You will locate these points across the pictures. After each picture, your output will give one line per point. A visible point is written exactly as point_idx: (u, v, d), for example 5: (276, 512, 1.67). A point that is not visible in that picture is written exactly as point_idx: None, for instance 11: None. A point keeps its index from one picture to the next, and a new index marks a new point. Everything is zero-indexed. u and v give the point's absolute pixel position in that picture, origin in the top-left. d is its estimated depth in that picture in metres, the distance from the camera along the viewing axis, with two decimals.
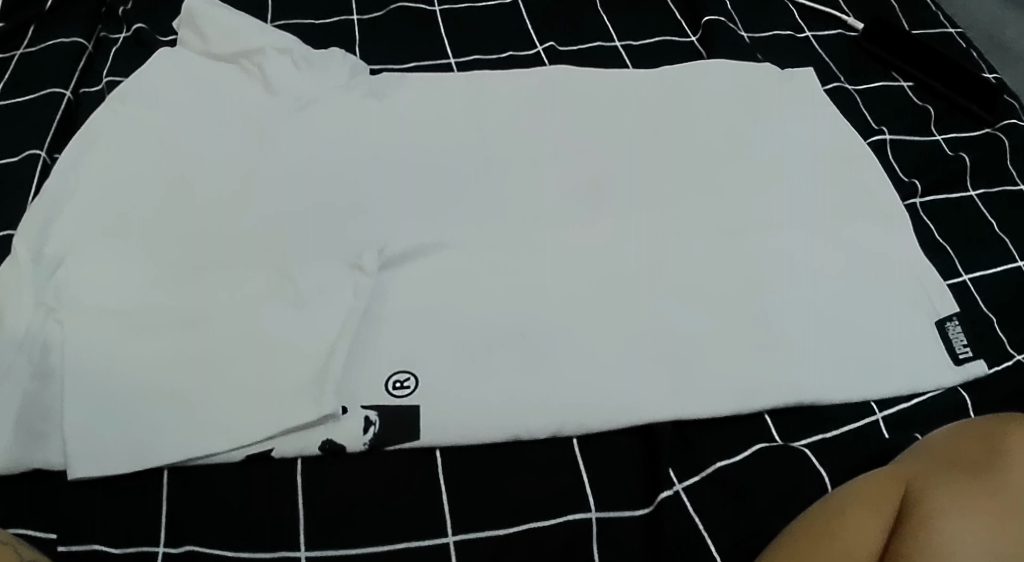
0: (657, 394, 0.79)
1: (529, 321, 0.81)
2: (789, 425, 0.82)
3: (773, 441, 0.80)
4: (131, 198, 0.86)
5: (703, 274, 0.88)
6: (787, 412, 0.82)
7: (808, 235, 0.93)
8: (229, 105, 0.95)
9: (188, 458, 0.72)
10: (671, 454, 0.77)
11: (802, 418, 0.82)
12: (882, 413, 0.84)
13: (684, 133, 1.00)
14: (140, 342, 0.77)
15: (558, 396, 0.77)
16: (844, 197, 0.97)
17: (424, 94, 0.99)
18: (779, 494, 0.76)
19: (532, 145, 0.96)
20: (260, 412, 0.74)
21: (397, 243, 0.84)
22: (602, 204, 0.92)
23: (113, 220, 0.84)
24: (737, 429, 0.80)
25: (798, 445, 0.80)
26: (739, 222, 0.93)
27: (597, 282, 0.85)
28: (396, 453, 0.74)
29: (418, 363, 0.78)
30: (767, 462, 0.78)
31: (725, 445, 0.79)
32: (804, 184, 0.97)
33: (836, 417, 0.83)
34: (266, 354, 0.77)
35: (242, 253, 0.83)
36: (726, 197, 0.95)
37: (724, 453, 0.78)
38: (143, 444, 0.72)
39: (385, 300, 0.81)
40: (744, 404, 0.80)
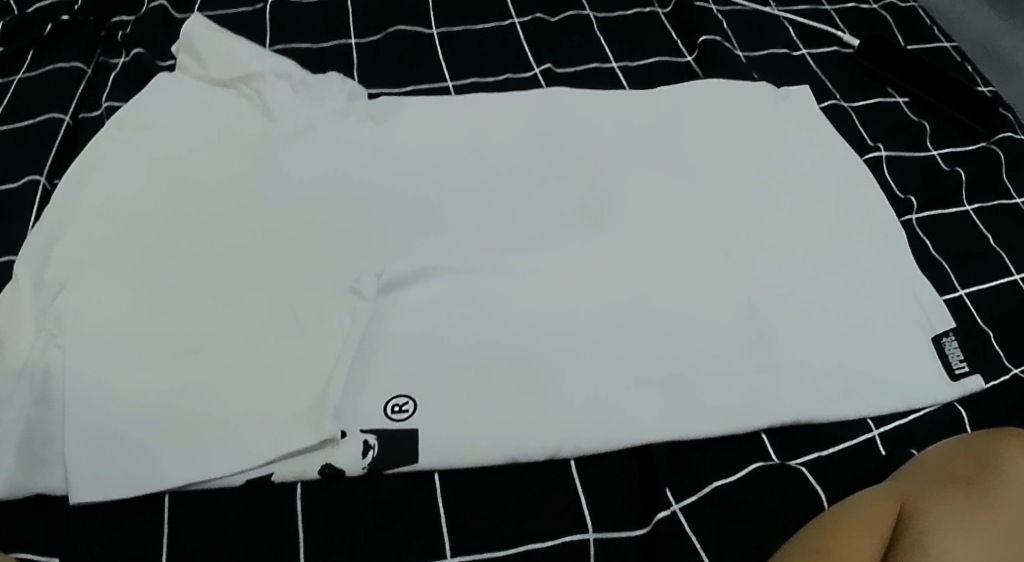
0: (655, 415, 0.80)
1: (527, 343, 0.82)
2: (787, 445, 0.82)
3: (770, 460, 0.81)
4: (131, 224, 0.87)
5: (699, 294, 0.88)
6: (783, 430, 0.83)
7: (804, 252, 0.94)
8: (229, 132, 0.96)
9: (188, 483, 0.73)
10: (668, 475, 0.77)
11: (799, 437, 0.83)
12: (878, 430, 0.84)
13: (680, 152, 1.01)
14: (141, 367, 0.78)
15: (557, 417, 0.78)
16: (840, 215, 0.98)
17: (423, 118, 1.00)
18: (777, 513, 0.76)
19: (529, 166, 0.97)
20: (262, 437, 0.75)
21: (396, 266, 0.85)
22: (599, 223, 0.93)
23: (113, 246, 0.85)
24: (734, 449, 0.81)
25: (795, 464, 0.81)
26: (736, 241, 0.93)
27: (595, 302, 0.86)
28: (396, 477, 0.75)
29: (418, 386, 0.78)
30: (764, 482, 0.78)
31: (721, 466, 0.79)
32: (801, 202, 0.98)
33: (832, 435, 0.83)
34: (267, 380, 0.78)
35: (242, 279, 0.84)
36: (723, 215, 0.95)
37: (720, 474, 0.79)
38: (144, 469, 0.73)
39: (384, 323, 0.82)
40: (740, 424, 0.81)
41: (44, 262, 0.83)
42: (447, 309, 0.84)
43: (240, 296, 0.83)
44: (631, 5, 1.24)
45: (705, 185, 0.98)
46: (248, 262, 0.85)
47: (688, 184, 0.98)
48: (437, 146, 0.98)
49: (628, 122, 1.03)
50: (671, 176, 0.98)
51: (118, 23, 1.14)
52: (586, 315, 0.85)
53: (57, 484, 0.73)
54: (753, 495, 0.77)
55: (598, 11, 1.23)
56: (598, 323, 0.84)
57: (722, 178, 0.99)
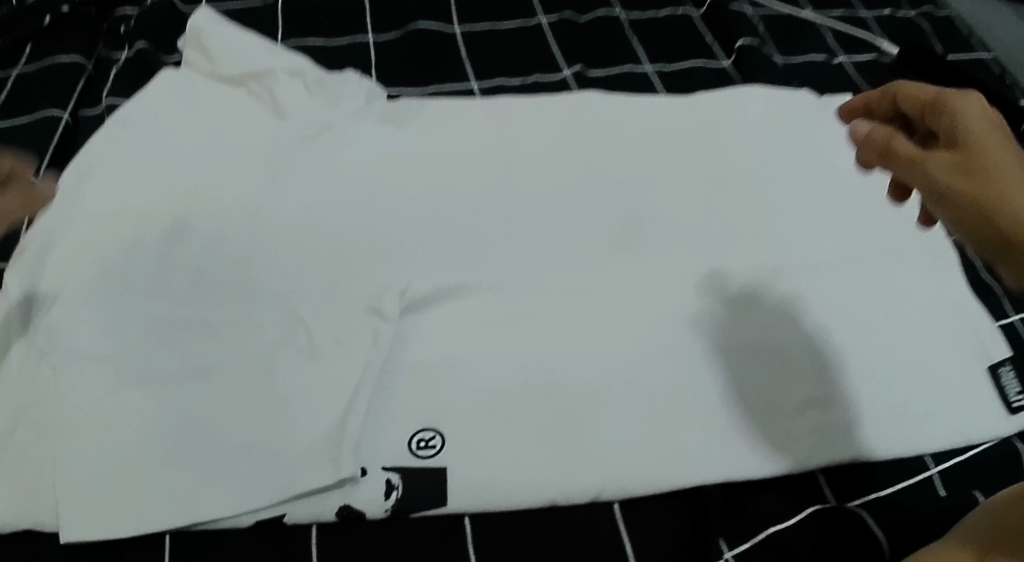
0: (704, 454, 0.72)
1: (561, 370, 0.75)
2: (845, 486, 0.75)
3: (828, 503, 0.74)
4: (132, 231, 0.80)
5: (747, 318, 0.81)
6: (840, 470, 0.76)
7: (854, 272, 0.86)
8: (239, 132, 0.89)
9: (192, 523, 0.66)
10: (721, 521, 0.70)
11: (858, 477, 0.76)
12: (937, 468, 0.78)
13: (721, 162, 0.94)
14: (142, 390, 0.71)
15: (596, 454, 0.71)
16: (895, 230, 0.90)
17: (445, 121, 0.93)
18: (838, 559, 0.69)
19: (560, 177, 0.90)
20: (273, 473, 0.67)
21: (420, 284, 0.79)
22: (636, 239, 0.86)
23: (111, 254, 0.78)
24: (788, 490, 0.74)
25: (852, 506, 0.74)
26: (783, 260, 0.86)
27: (635, 326, 0.79)
28: (421, 520, 0.68)
29: (444, 418, 0.71)
30: (824, 527, 0.71)
31: (775, 508, 0.72)
32: (847, 218, 0.91)
33: (891, 474, 0.77)
34: (279, 406, 0.70)
35: (253, 294, 0.77)
36: (767, 231, 0.88)
37: (775, 517, 0.72)
38: (143, 506, 0.66)
39: (407, 348, 0.75)
40: (796, 464, 0.74)
41: (39, 269, 0.77)
42: (474, 332, 0.77)
43: (252, 313, 0.76)
44: (662, 5, 1.17)
45: (749, 197, 0.91)
46: (258, 276, 0.78)
47: (730, 197, 0.91)
48: (463, 152, 0.91)
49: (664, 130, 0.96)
50: (710, 189, 0.91)
51: (122, 15, 1.07)
52: (625, 340, 0.78)
53: (46, 520, 0.66)
54: (813, 540, 0.70)
55: (629, 11, 1.16)
56: (636, 349, 0.78)
57: (766, 190, 0.92)
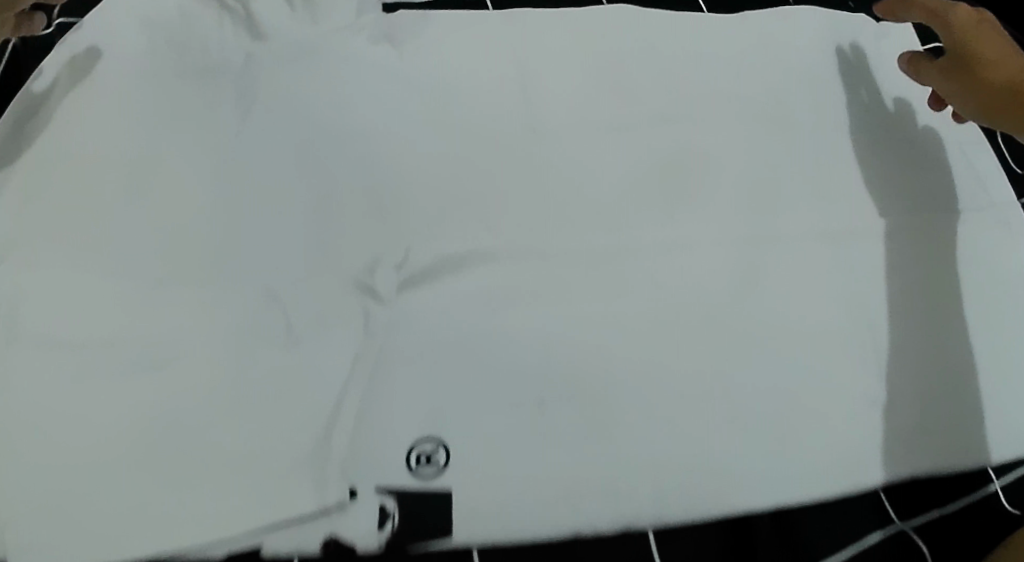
0: (762, 471, 0.60)
1: (587, 364, 0.63)
2: (906, 503, 0.62)
3: (889, 527, 0.61)
4: (76, 178, 0.65)
5: (817, 297, 0.67)
6: (902, 483, 0.63)
7: (944, 235, 0.71)
8: (200, 52, 0.73)
9: (160, 553, 0.54)
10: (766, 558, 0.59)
11: (920, 492, 0.63)
12: (1000, 482, 0.64)
13: (793, 90, 0.76)
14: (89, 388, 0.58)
15: (630, 472, 0.59)
16: (992, 184, 0.75)
17: (456, 37, 0.76)
18: None
19: (589, 112, 0.74)
20: (246, 495, 0.56)
21: (424, 250, 0.67)
22: (682, 194, 0.71)
23: (49, 208, 0.64)
24: (841, 513, 0.61)
25: (910, 529, 0.61)
26: (858, 220, 0.71)
27: (677, 308, 0.66)
28: (423, 554, 0.56)
29: (449, 425, 0.60)
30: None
31: (823, 536, 0.60)
32: (936, 166, 0.75)
33: (953, 488, 0.63)
34: (254, 410, 0.59)
35: (221, 265, 0.64)
36: (839, 183, 0.73)
37: (824, 547, 0.60)
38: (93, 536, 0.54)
39: (401, 335, 0.62)
40: (873, 481, 0.62)
41: None
42: (483, 314, 0.64)
43: (219, 290, 0.63)
44: None
45: (818, 137, 0.75)
46: (227, 242, 0.65)
47: (792, 136, 0.75)
48: (469, 81, 0.75)
49: (706, 53, 0.78)
50: (771, 125, 0.75)
51: None
52: (664, 327, 0.65)
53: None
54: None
55: None
56: (677, 339, 0.65)
57: (838, 127, 0.75)
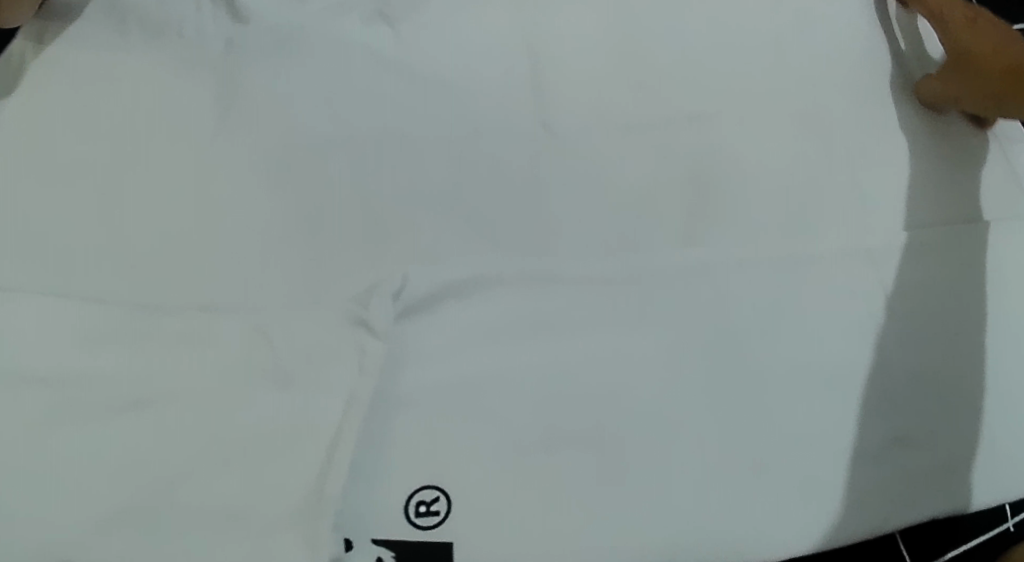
0: (776, 518, 0.58)
1: (599, 404, 0.59)
2: (922, 547, 0.63)
3: None
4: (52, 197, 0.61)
5: (844, 322, 0.63)
6: (919, 527, 0.63)
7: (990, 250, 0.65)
8: (182, 52, 0.67)
9: None
10: None
11: (936, 535, 0.63)
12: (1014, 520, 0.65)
13: (828, 82, 0.70)
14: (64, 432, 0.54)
15: (641, 523, 0.56)
16: None
17: (459, 21, 0.69)
18: None
19: (603, 114, 0.68)
20: (237, 550, 0.52)
21: (420, 278, 0.60)
22: (706, 208, 0.65)
23: (26, 232, 0.59)
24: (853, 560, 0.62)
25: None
26: (895, 238, 0.65)
27: (698, 334, 0.61)
28: None
29: (450, 472, 0.56)
30: None
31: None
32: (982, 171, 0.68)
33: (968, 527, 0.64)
34: (245, 456, 0.55)
35: (211, 294, 0.60)
36: (875, 196, 0.67)
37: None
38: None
39: (402, 375, 0.59)
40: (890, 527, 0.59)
41: None
42: (489, 346, 0.60)
43: (205, 321, 0.58)
44: None
45: (855, 143, 0.68)
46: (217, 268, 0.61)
47: (825, 142, 0.68)
48: (474, 78, 0.68)
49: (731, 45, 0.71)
50: (803, 126, 0.68)
51: None
52: (682, 361, 0.61)
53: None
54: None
55: None
56: (696, 373, 0.60)
57: (876, 130, 0.69)
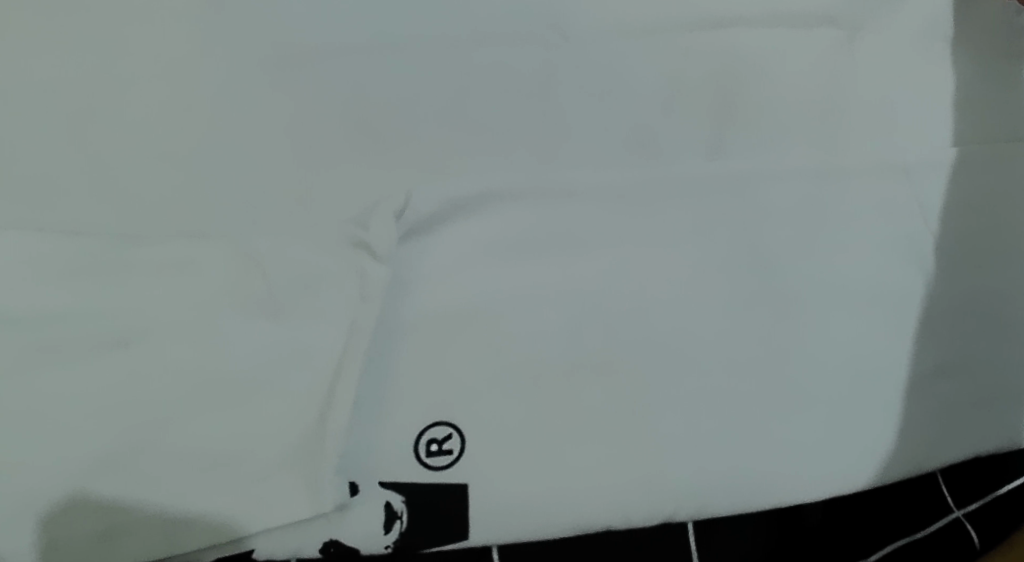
0: (812, 451, 0.53)
1: (624, 330, 0.54)
2: (964, 486, 0.58)
3: (946, 511, 0.57)
4: (26, 116, 0.56)
5: (888, 241, 0.58)
6: (962, 465, 0.58)
7: None
8: None
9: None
10: (817, 548, 0.54)
11: (978, 473, 0.58)
12: None
13: None
14: (51, 374, 0.50)
15: (672, 459, 0.52)
16: None
17: None
18: None
19: (628, 13, 0.61)
20: (236, 496, 0.49)
21: (427, 195, 0.55)
22: (736, 117, 0.59)
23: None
24: (902, 500, 0.56)
25: (965, 515, 0.57)
26: (951, 150, 0.60)
27: (729, 256, 0.56)
28: (436, 556, 0.50)
29: (463, 406, 0.51)
30: (931, 553, 0.56)
31: (882, 523, 0.55)
32: None
33: (1009, 468, 0.59)
34: (241, 395, 0.51)
35: (197, 218, 0.54)
36: (922, 104, 0.61)
37: (884, 535, 0.55)
38: (76, 546, 0.48)
39: (410, 302, 0.53)
40: (935, 460, 0.55)
41: None
42: (506, 267, 0.55)
43: (188, 247, 0.53)
44: None
45: (900, 46, 0.62)
46: (202, 191, 0.55)
47: (867, 43, 0.62)
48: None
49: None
50: (842, 29, 0.62)
51: None
52: (713, 283, 0.55)
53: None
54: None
55: None
56: (728, 298, 0.55)
57: (923, 30, 0.63)
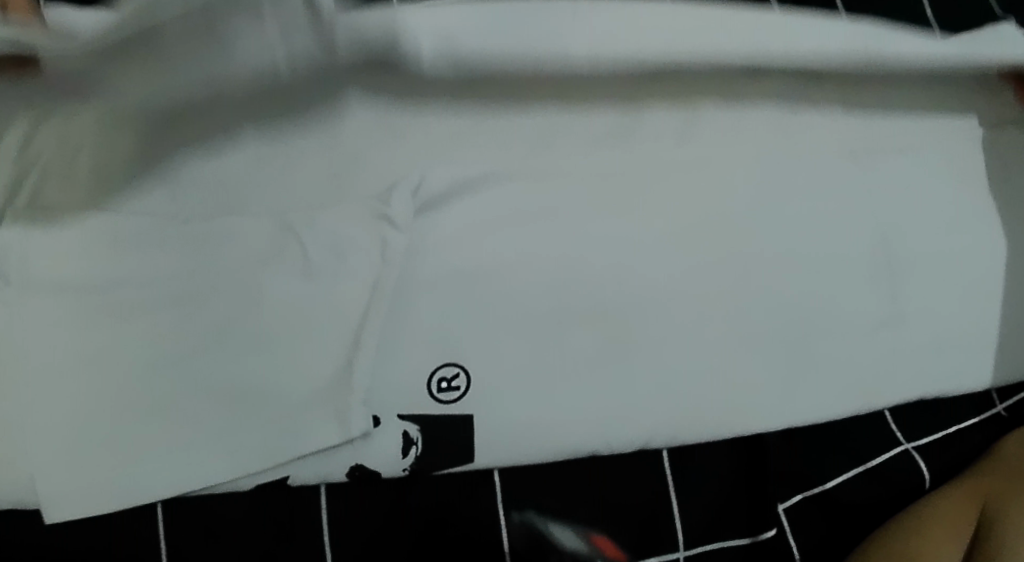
0: (765, 391, 0.62)
1: (609, 289, 0.62)
2: (912, 422, 0.66)
3: (893, 445, 0.65)
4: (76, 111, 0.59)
5: (835, 216, 0.66)
6: (908, 405, 0.66)
7: (949, 148, 0.70)
8: None
9: (193, 487, 0.56)
10: (777, 472, 0.62)
11: (924, 411, 0.66)
12: (1002, 405, 0.68)
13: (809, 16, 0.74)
14: (97, 326, 0.57)
15: (650, 394, 0.60)
16: None
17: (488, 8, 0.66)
18: (884, 513, 0.65)
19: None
20: (275, 429, 0.57)
21: (436, 177, 0.63)
22: (697, 108, 0.68)
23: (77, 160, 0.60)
24: (852, 436, 0.64)
25: (912, 448, 0.65)
26: (880, 144, 0.70)
27: (698, 228, 0.64)
28: (445, 477, 0.59)
29: (469, 352, 0.60)
30: (877, 480, 0.64)
31: (831, 456, 0.64)
32: None
33: (952, 409, 0.66)
34: (277, 345, 0.58)
35: (243, 199, 0.61)
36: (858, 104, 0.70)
37: (831, 466, 0.63)
38: (136, 476, 0.55)
39: (419, 264, 0.61)
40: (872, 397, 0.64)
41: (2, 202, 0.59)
42: (505, 235, 0.63)
43: (237, 224, 0.60)
44: None
45: None
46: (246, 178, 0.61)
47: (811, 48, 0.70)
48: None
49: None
50: None
51: None
52: (686, 249, 0.64)
53: (25, 500, 0.55)
54: (867, 497, 0.64)
55: None
56: (699, 262, 0.64)
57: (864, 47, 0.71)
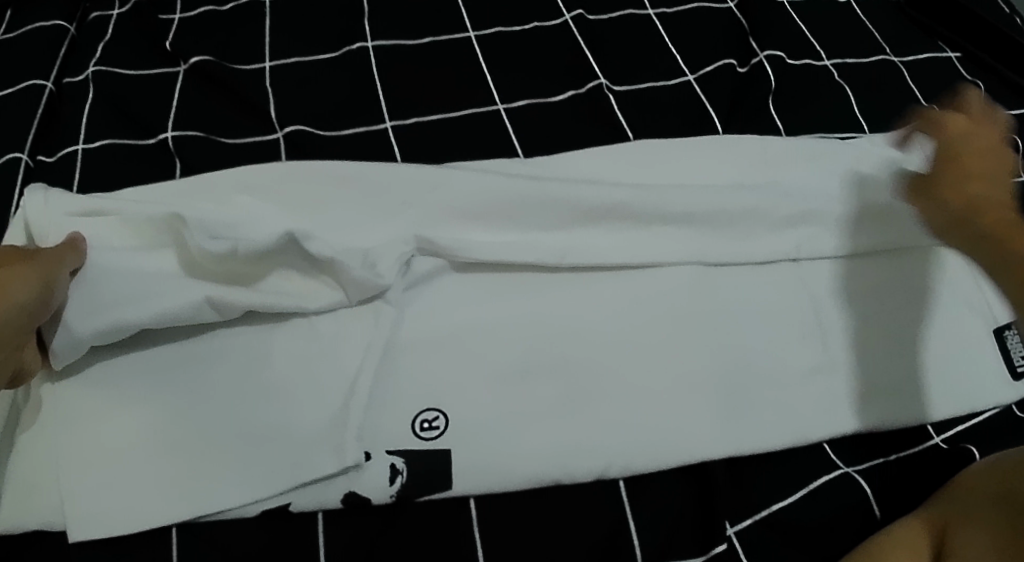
0: (707, 429, 0.70)
1: (569, 349, 0.72)
2: (852, 452, 0.73)
3: (834, 471, 0.72)
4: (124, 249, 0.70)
5: (766, 288, 0.77)
6: (846, 439, 0.73)
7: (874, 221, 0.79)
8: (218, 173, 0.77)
9: (204, 512, 0.64)
10: (724, 498, 0.69)
11: (861, 443, 0.73)
12: (939, 438, 0.74)
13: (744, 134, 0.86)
14: (136, 398, 0.67)
15: (606, 433, 0.69)
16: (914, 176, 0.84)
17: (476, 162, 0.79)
18: (832, 535, 0.69)
19: (555, 154, 0.83)
20: (277, 463, 0.66)
21: (424, 257, 0.73)
22: (657, 191, 0.77)
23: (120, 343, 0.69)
24: (794, 464, 0.72)
25: (853, 472, 0.72)
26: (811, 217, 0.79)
27: (647, 299, 0.75)
28: (427, 503, 0.67)
29: (449, 398, 0.69)
30: (822, 502, 0.70)
31: (776, 482, 0.71)
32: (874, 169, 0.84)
33: (889, 441, 0.74)
34: (281, 394, 0.68)
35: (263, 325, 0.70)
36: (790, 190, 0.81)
37: (777, 490, 0.70)
38: (154, 506, 0.64)
39: (406, 326, 0.72)
40: (808, 431, 0.72)
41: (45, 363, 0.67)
42: (482, 305, 0.73)
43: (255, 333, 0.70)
44: None
45: (768, 160, 0.83)
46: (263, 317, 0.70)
47: (736, 150, 0.83)
48: (453, 128, 0.86)
49: (652, 98, 0.90)
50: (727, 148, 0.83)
51: None
52: (636, 313, 0.74)
53: (51, 521, 0.64)
54: (812, 520, 0.69)
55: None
56: (647, 323, 0.74)
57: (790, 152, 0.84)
